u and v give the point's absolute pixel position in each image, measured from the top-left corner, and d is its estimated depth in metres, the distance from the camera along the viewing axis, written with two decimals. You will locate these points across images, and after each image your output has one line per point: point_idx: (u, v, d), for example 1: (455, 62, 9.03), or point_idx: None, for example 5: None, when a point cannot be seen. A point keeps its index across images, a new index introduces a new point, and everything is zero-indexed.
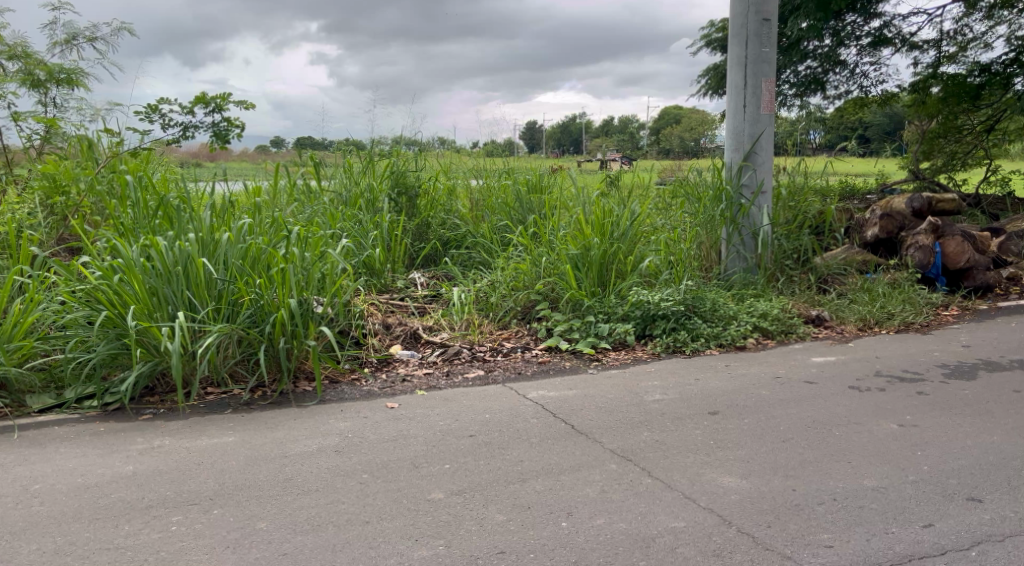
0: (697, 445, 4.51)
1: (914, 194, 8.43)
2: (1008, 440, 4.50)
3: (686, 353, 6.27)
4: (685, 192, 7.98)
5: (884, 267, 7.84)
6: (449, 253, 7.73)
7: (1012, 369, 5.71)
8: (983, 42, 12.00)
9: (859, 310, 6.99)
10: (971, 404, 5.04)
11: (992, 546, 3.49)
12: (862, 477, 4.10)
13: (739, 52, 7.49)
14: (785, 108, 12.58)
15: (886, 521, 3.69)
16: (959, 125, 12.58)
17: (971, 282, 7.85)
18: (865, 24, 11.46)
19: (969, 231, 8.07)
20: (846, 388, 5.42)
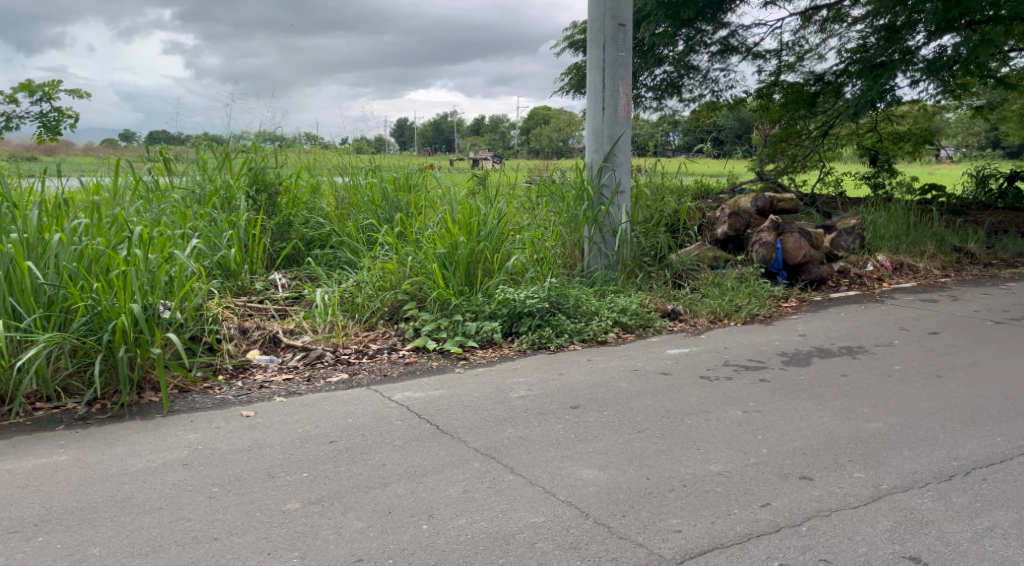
0: (559, 439, 4.61)
1: (757, 194, 9.03)
2: (837, 421, 4.86)
3: (551, 349, 6.39)
4: (550, 192, 8.12)
5: (732, 263, 8.27)
6: (312, 253, 7.53)
7: (842, 355, 6.17)
8: (818, 53, 12.90)
9: (710, 303, 7.35)
10: (806, 389, 5.42)
11: (820, 521, 3.75)
12: (709, 463, 4.32)
13: (597, 55, 7.69)
14: (643, 109, 13.06)
15: (729, 503, 3.91)
16: (798, 130, 13.57)
17: (807, 275, 8.45)
18: (714, 33, 12.07)
19: (806, 229, 8.65)
20: (696, 378, 5.69)
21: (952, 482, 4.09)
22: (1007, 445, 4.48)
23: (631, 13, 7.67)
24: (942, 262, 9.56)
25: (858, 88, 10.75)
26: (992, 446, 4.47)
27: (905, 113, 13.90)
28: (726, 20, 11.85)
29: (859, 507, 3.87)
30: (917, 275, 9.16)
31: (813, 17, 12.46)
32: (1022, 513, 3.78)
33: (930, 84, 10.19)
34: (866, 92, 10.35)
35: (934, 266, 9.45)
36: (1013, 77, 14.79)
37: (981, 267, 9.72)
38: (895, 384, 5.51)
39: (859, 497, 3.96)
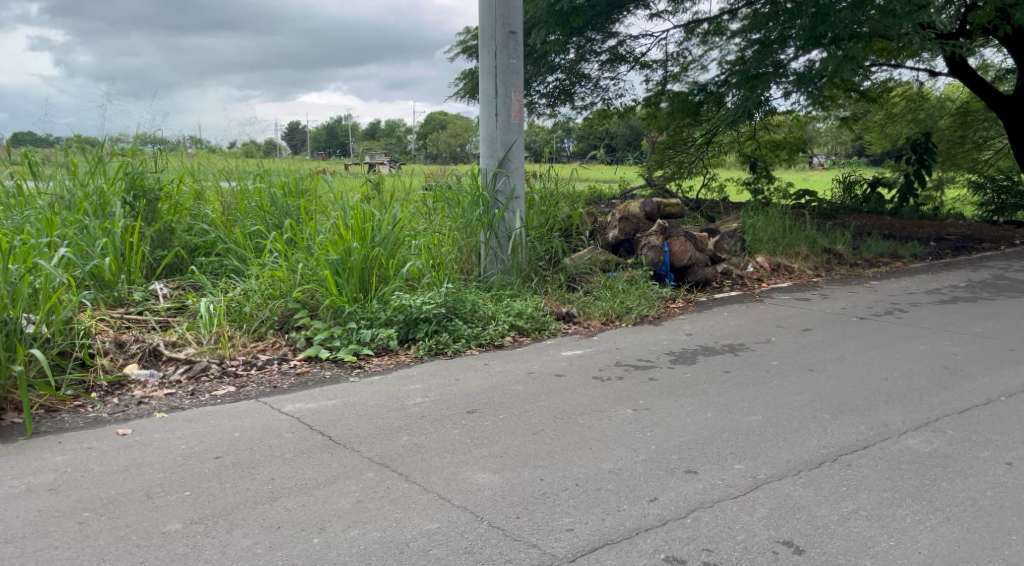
0: (454, 445, 4.61)
1: (646, 200, 9.28)
2: (719, 416, 5.06)
3: (448, 354, 6.38)
4: (445, 197, 8.12)
5: (623, 266, 8.46)
6: (196, 262, 7.24)
7: (725, 353, 6.43)
8: (701, 64, 13.42)
9: (602, 305, 7.52)
10: (692, 386, 5.62)
11: (704, 512, 3.90)
12: (601, 461, 4.42)
13: (488, 62, 7.73)
14: (537, 116, 13.24)
15: (619, 499, 4.01)
16: (685, 138, 14.35)
17: (693, 277, 8.76)
18: (603, 42, 12.36)
19: (691, 232, 8.96)
20: (589, 379, 5.81)
21: (821, 469, 4.32)
22: (871, 432, 4.77)
23: (522, 21, 7.76)
24: (814, 263, 10.08)
25: (738, 97, 11.22)
26: (857, 434, 4.76)
27: (780, 122, 14.63)
28: (615, 30, 12.17)
29: (739, 497, 4.04)
30: (793, 275, 9.64)
31: (695, 30, 12.95)
32: (883, 495, 4.04)
33: (802, 95, 10.74)
34: (744, 101, 10.80)
35: (808, 266, 9.96)
36: (875, 90, 15.80)
37: (849, 267, 10.30)
38: (773, 378, 5.78)
39: (739, 488, 4.13)
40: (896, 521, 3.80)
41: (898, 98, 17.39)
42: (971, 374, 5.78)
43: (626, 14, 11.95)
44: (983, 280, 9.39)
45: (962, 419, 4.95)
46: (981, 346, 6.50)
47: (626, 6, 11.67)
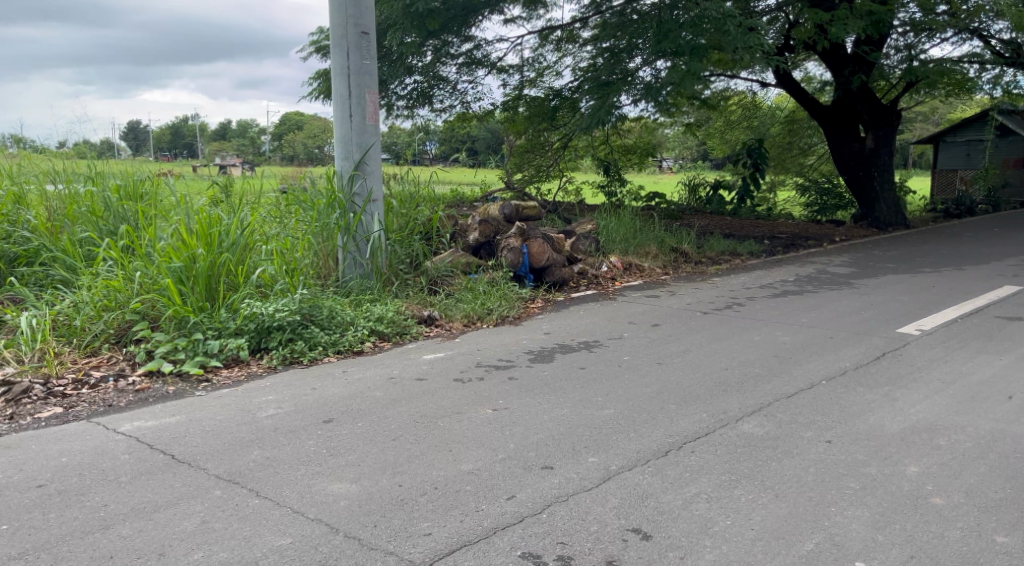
0: (309, 456, 4.48)
1: (505, 203, 9.31)
2: (575, 411, 5.18)
3: (304, 363, 6.19)
4: (299, 201, 7.91)
5: (484, 268, 8.54)
6: (17, 272, 6.70)
7: (581, 350, 6.60)
8: (555, 70, 13.72)
9: (463, 307, 7.53)
10: (549, 384, 5.73)
11: (559, 506, 3.98)
12: (459, 463, 4.42)
13: (340, 62, 7.56)
14: (395, 119, 13.14)
15: (477, 500, 4.03)
16: (542, 142, 14.33)
17: (550, 277, 8.93)
18: (460, 45, 12.40)
19: (548, 234, 9.14)
20: (450, 381, 5.80)
21: (667, 457, 4.51)
22: (712, 419, 5.03)
23: (373, 22, 7.65)
24: (663, 262, 10.51)
25: (590, 104, 11.50)
26: (700, 421, 5.01)
27: (630, 128, 15.23)
28: (471, 34, 12.24)
29: (591, 489, 4.15)
30: (643, 274, 10.02)
31: (549, 37, 13.23)
32: (722, 478, 4.26)
33: (649, 103, 11.14)
34: (596, 110, 11.09)
35: (658, 264, 10.39)
36: (714, 99, 16.74)
37: (694, 264, 10.82)
38: (625, 372, 5.99)
39: (592, 480, 4.25)
40: (732, 501, 4.03)
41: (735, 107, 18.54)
42: (799, 360, 6.22)
43: (481, 19, 12.02)
44: (810, 275, 10.13)
45: (791, 402, 5.31)
46: (808, 335, 7.00)
47: (481, 11, 11.76)
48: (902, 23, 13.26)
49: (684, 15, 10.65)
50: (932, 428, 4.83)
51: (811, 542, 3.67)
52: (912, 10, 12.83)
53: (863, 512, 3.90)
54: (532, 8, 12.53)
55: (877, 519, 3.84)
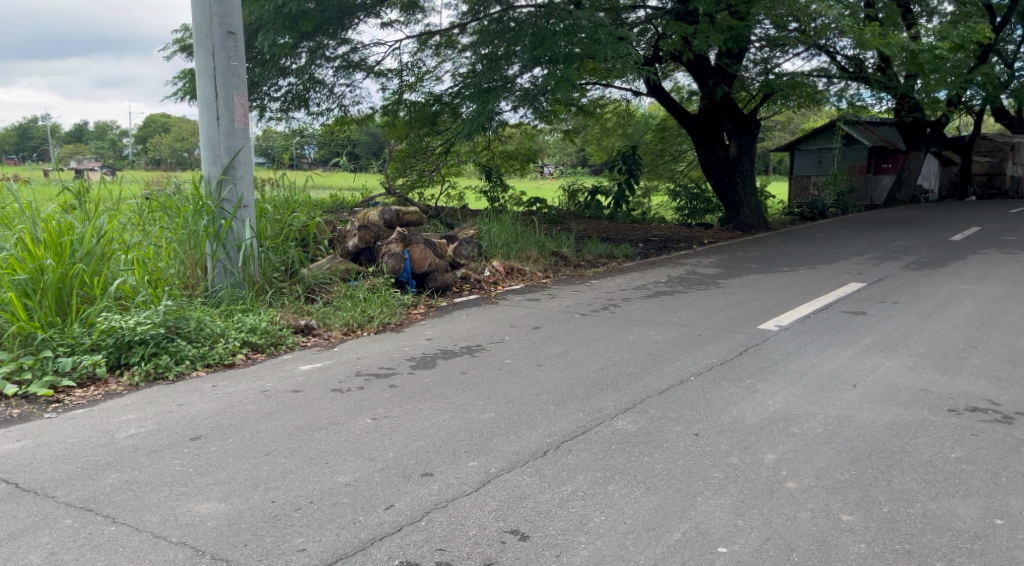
0: (174, 477, 4.29)
1: (384, 208, 9.18)
2: (455, 416, 5.18)
3: (169, 379, 5.90)
4: (163, 207, 7.57)
5: (363, 274, 8.41)
6: None
7: (463, 355, 6.61)
8: (435, 75, 13.70)
9: (343, 316, 7.37)
10: (430, 390, 5.70)
11: (438, 513, 3.97)
12: (337, 475, 4.34)
13: (206, 63, 7.28)
14: (267, 122, 12.78)
15: (354, 511, 3.96)
16: (424, 147, 14.51)
17: (433, 282, 8.87)
18: (336, 47, 12.19)
19: (430, 240, 9.09)
20: (328, 392, 5.68)
21: (545, 457, 4.59)
22: (588, 418, 5.15)
23: (240, 21, 7.42)
24: (543, 265, 10.67)
25: (470, 108, 11.52)
26: (577, 421, 5.12)
27: (511, 135, 15.44)
28: (347, 37, 12.05)
29: (471, 494, 4.17)
30: (525, 278, 10.12)
31: (428, 41, 13.21)
32: (597, 475, 4.37)
33: (528, 110, 11.24)
34: (477, 116, 11.07)
35: (538, 268, 10.54)
36: (591, 106, 17.16)
37: (573, 268, 11.03)
38: (505, 375, 6.04)
39: (471, 484, 4.26)
40: (606, 497, 4.14)
41: (612, 115, 19.10)
42: (670, 358, 6.46)
43: (357, 21, 11.87)
44: (681, 276, 10.54)
45: (663, 399, 5.50)
46: (678, 333, 7.29)
47: (357, 13, 11.60)
48: (759, 38, 14.03)
49: (558, 24, 10.88)
50: (789, 417, 5.12)
51: (678, 532, 3.82)
52: (767, 26, 13.60)
53: (725, 500, 4.09)
54: (410, 12, 12.47)
55: (737, 506, 4.04)
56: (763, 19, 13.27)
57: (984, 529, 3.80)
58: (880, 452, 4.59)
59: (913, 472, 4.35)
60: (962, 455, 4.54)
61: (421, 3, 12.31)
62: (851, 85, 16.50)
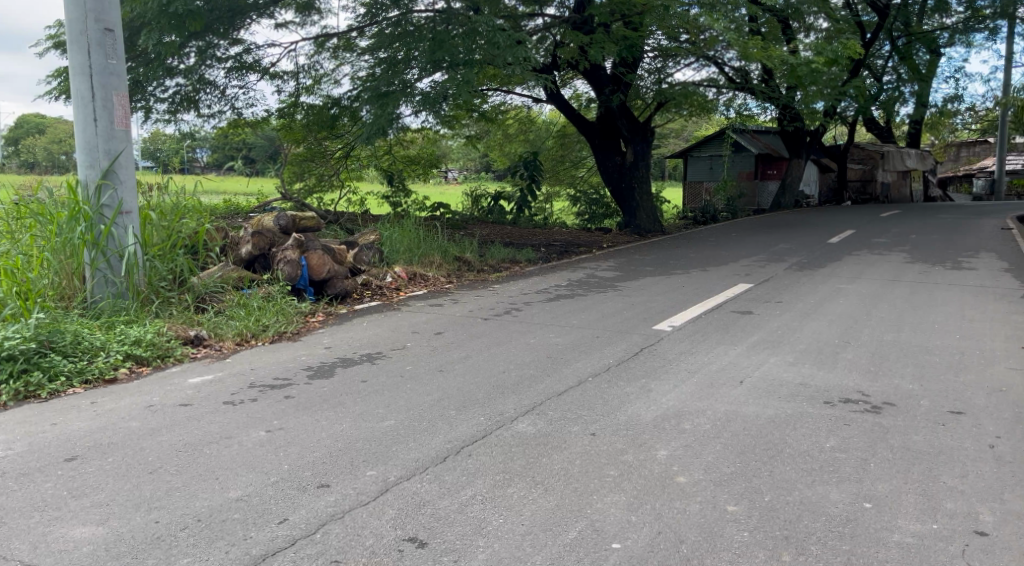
0: (47, 501, 4.07)
1: (279, 213, 8.95)
2: (353, 425, 5.10)
3: (42, 397, 5.57)
4: (35, 213, 7.18)
5: (257, 282, 8.19)
6: None
7: (363, 362, 6.51)
8: (333, 78, 13.49)
9: (236, 326, 7.14)
10: (328, 399, 5.59)
11: (334, 525, 3.90)
12: (227, 490, 4.21)
13: (81, 61, 6.94)
14: (153, 124, 12.30)
15: (245, 527, 3.86)
16: (322, 150, 14.14)
17: (332, 289, 8.68)
18: (227, 48, 11.82)
19: (328, 247, 8.92)
20: (219, 405, 5.50)
21: (445, 463, 4.58)
22: (489, 422, 5.17)
23: (118, 18, 7.11)
24: (447, 270, 10.63)
25: (368, 110, 11.38)
26: (477, 425, 5.12)
27: (413, 139, 15.38)
28: (239, 37, 11.71)
29: (369, 503, 4.11)
30: (427, 283, 10.02)
31: (325, 44, 12.99)
32: (495, 479, 4.39)
33: (429, 114, 11.15)
34: (376, 120, 10.93)
35: (441, 273, 10.49)
36: (493, 112, 17.22)
37: (476, 272, 11.03)
38: (406, 382, 5.99)
39: (369, 494, 4.21)
40: (505, 500, 4.17)
41: (513, 121, 19.25)
42: (569, 360, 6.55)
43: (249, 21, 11.55)
44: (581, 279, 10.72)
45: (561, 400, 5.58)
46: (577, 336, 7.40)
47: (249, 13, 11.30)
48: (652, 48, 14.43)
49: (456, 30, 10.88)
50: (680, 414, 5.28)
51: (573, 531, 3.89)
52: (660, 38, 14.00)
53: (619, 497, 4.19)
54: (305, 14, 12.21)
55: (631, 502, 4.14)
56: (656, 31, 13.65)
57: (855, 512, 4.03)
58: (764, 444, 4.80)
59: (793, 462, 4.56)
60: (836, 444, 4.80)
61: (317, 4, 12.07)
62: (738, 95, 17.38)
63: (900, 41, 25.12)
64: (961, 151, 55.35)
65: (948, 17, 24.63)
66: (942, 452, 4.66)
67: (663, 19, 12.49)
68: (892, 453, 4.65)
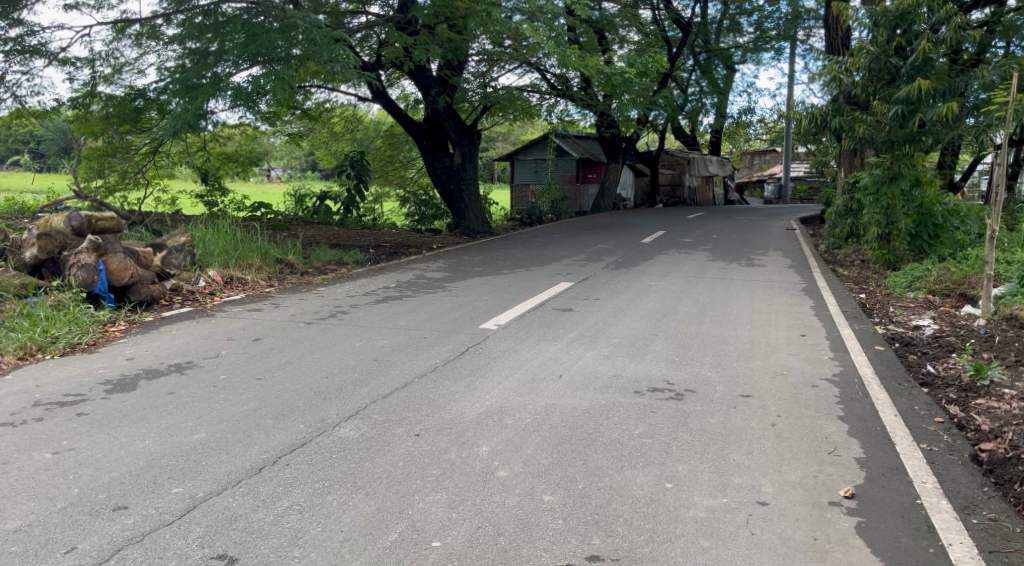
0: None
1: (71, 214, 8.24)
2: (159, 441, 4.81)
3: None
4: None
5: (45, 290, 7.54)
6: None
7: (170, 373, 6.14)
8: (136, 68, 12.58)
9: (18, 338, 6.56)
10: (128, 414, 5.23)
11: (132, 549, 3.69)
12: (3, 522, 3.86)
13: None
14: None
15: (25, 561, 3.58)
16: (124, 146, 12.96)
17: (135, 295, 8.12)
18: (7, 29, 10.76)
19: (131, 249, 8.32)
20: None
21: (260, 474, 4.41)
22: (308, 429, 5.03)
23: None
24: (267, 273, 10.23)
25: (175, 103, 10.76)
26: (296, 433, 4.98)
27: (229, 135, 14.67)
28: (21, 18, 10.70)
29: (172, 523, 3.90)
30: (245, 287, 9.59)
31: (126, 30, 12.10)
32: (314, 486, 4.29)
33: (243, 109, 10.67)
34: (183, 114, 10.34)
35: (260, 276, 10.07)
36: (316, 110, 16.71)
37: (300, 275, 10.65)
38: (218, 392, 5.71)
39: (173, 513, 3.98)
40: (322, 507, 4.08)
41: (338, 120, 18.73)
42: (395, 362, 6.51)
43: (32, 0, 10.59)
44: (408, 280, 10.68)
45: (385, 403, 5.53)
46: (403, 337, 7.37)
47: None
48: (478, 52, 14.66)
49: (272, 23, 10.47)
50: (502, 410, 5.39)
51: (393, 532, 3.88)
52: (484, 43, 14.22)
53: (441, 496, 4.21)
54: None
55: (452, 499, 4.18)
56: (479, 35, 13.85)
57: (658, 493, 4.28)
58: (579, 435, 4.99)
59: (604, 450, 4.78)
60: (644, 430, 5.08)
61: None
62: (560, 102, 17.95)
63: (702, 56, 26.91)
64: (753, 157, 60.30)
65: (740, 36, 26.84)
66: (733, 432, 5.05)
67: (486, 22, 12.66)
68: (692, 436, 4.98)
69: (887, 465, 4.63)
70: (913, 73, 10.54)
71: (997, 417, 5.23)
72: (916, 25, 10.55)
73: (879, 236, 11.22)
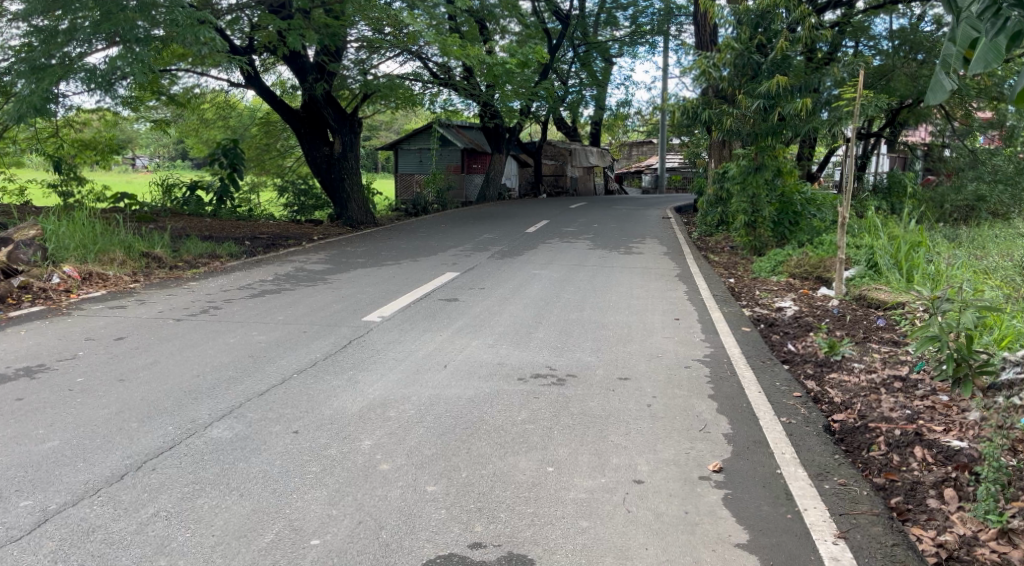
0: None
1: None
2: (5, 451, 4.47)
3: None
4: None
5: None
6: None
7: (19, 378, 5.72)
8: None
9: None
10: None
11: None
12: None
13: None
14: None
15: None
16: None
17: None
18: None
19: None
20: None
21: (121, 481, 4.18)
22: (178, 431, 4.80)
23: None
24: (131, 268, 9.70)
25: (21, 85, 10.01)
26: (164, 436, 4.74)
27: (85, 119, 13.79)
28: None
29: (19, 539, 3.66)
30: (106, 283, 9.05)
31: None
32: (182, 491, 4.10)
33: (99, 91, 10.05)
34: (29, 96, 9.62)
35: (125, 272, 9.54)
36: (184, 96, 15.93)
37: (167, 269, 10.13)
38: (75, 396, 5.37)
39: (21, 528, 3.73)
40: (191, 512, 3.90)
41: (208, 106, 17.84)
42: (273, 357, 6.31)
43: None
44: (286, 273, 10.37)
45: (262, 400, 5.35)
46: (281, 331, 7.16)
47: None
48: (356, 39, 14.35)
49: None
50: (385, 403, 5.32)
51: (269, 533, 3.76)
52: (363, 29, 13.93)
53: (320, 492, 4.11)
54: None
55: (332, 496, 4.09)
56: (358, 22, 13.56)
57: (540, 477, 4.33)
58: (462, 424, 4.98)
59: (488, 437, 4.79)
60: (526, 416, 5.13)
61: None
62: (442, 91, 17.84)
63: (580, 49, 27.31)
64: (632, 148, 62.12)
65: (616, 30, 27.35)
66: (611, 414, 5.17)
67: (363, 9, 12.44)
68: (572, 420, 5.06)
69: (752, 439, 4.85)
70: (772, 70, 11.09)
71: (849, 390, 5.59)
72: (775, 24, 11.15)
73: (746, 224, 11.75)
